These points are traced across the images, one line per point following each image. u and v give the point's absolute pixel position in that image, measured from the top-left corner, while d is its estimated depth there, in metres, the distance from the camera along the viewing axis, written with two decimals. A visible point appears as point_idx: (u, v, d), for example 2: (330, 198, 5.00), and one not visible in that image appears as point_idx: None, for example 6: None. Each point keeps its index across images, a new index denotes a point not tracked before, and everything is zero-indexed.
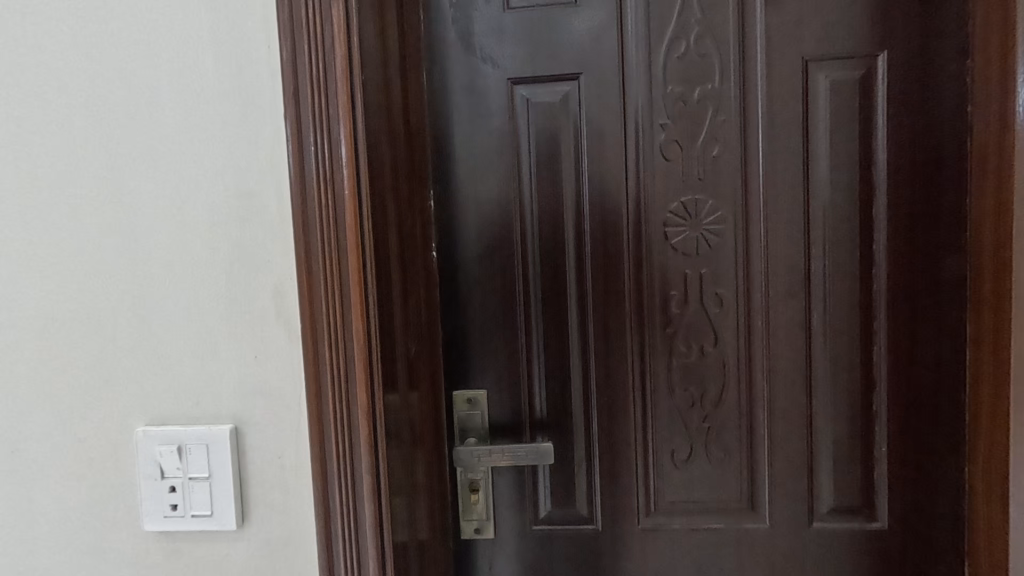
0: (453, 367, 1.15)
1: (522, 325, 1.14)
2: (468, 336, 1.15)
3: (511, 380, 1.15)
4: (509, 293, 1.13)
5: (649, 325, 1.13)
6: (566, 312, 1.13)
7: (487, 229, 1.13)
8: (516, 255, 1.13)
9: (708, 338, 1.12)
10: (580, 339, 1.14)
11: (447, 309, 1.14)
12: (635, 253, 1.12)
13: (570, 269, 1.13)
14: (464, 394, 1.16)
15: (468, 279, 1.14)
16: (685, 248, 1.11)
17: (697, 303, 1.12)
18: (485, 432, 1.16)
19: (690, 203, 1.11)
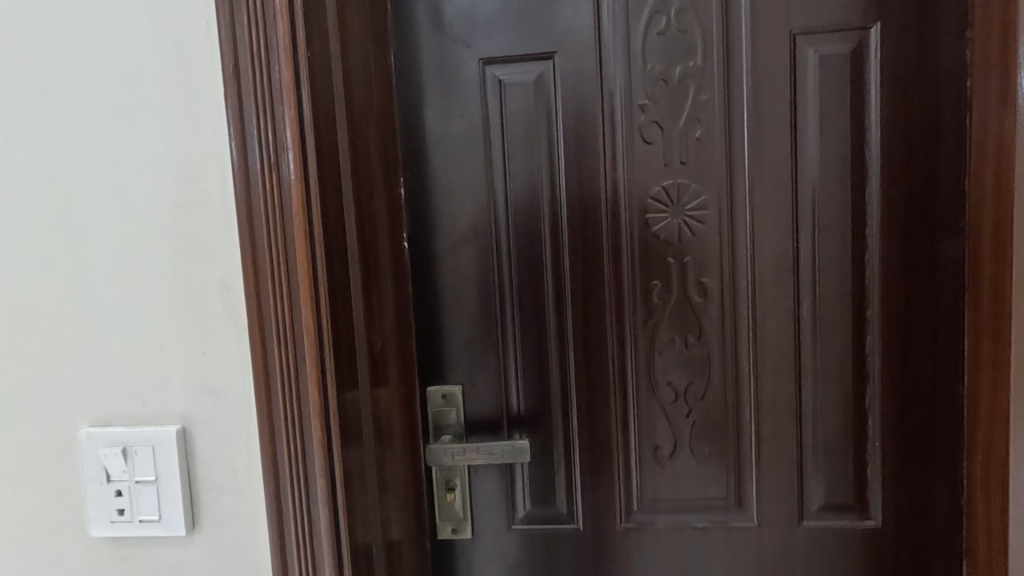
0: (427, 362, 1.11)
1: (498, 317, 1.09)
2: (442, 330, 1.10)
3: (488, 375, 1.11)
4: (483, 284, 1.09)
5: (630, 317, 1.08)
6: (543, 304, 1.08)
7: (460, 217, 1.08)
8: (490, 245, 1.08)
9: (692, 330, 1.07)
10: (558, 332, 1.09)
11: (420, 303, 1.10)
12: (615, 241, 1.06)
13: (547, 258, 1.08)
14: (439, 391, 1.11)
15: (441, 270, 1.09)
16: (667, 236, 1.06)
17: (680, 293, 1.06)
18: (461, 430, 1.12)
19: (672, 188, 1.05)
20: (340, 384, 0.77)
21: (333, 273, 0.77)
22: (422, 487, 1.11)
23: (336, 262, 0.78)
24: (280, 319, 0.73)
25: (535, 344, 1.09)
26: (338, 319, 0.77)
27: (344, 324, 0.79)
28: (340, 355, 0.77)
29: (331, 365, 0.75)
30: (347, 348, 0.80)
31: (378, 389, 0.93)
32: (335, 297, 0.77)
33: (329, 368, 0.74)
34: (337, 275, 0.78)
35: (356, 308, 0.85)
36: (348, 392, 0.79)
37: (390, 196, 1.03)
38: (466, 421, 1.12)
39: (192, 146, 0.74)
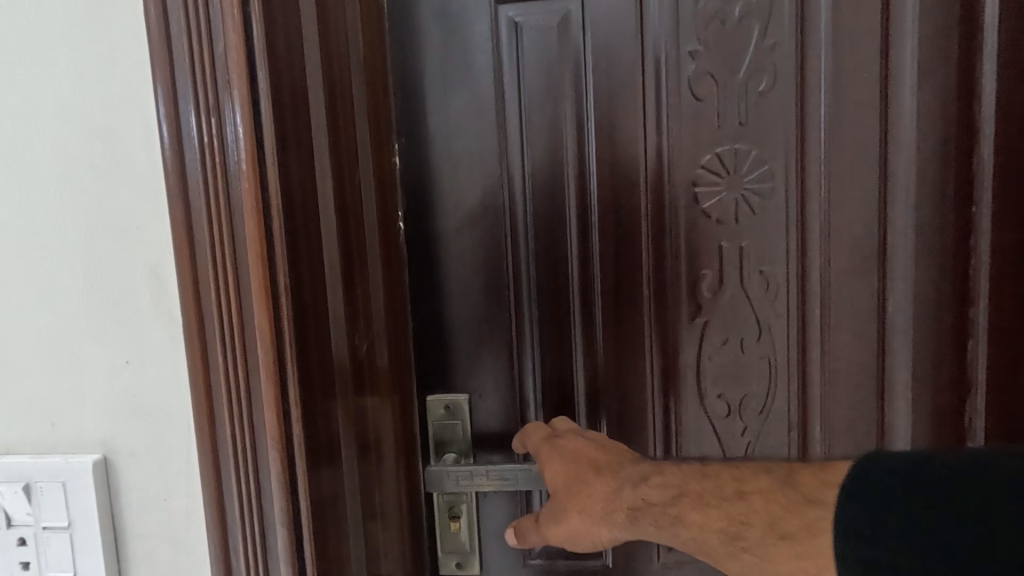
0: (428, 366, 0.93)
1: (510, 313, 0.90)
2: (444, 328, 0.92)
3: (499, 382, 0.92)
4: (493, 273, 0.90)
5: (673, 313, 0.88)
6: (568, 297, 0.89)
7: (467, 192, 0.89)
8: (503, 225, 0.89)
9: (749, 330, 0.88)
10: (585, 331, 0.90)
11: (419, 295, 0.91)
12: (655, 221, 0.87)
13: (573, 241, 0.88)
14: (441, 401, 0.92)
15: (443, 256, 0.90)
16: (721, 214, 0.86)
17: (736, 285, 0.87)
18: (468, 448, 0.93)
19: (727, 154, 0.85)
20: (306, 403, 0.58)
21: (297, 256, 0.58)
22: (421, 514, 0.93)
23: (301, 241, 0.59)
24: (226, 318, 0.55)
25: (557, 345, 0.90)
26: (305, 316, 0.59)
27: (314, 322, 0.61)
28: (306, 364, 0.59)
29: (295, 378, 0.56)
30: (318, 354, 0.62)
31: (364, 401, 0.75)
32: (300, 287, 0.58)
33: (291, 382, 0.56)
34: (303, 259, 0.59)
35: (333, 302, 0.66)
36: (319, 411, 0.61)
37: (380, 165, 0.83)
38: (473, 436, 0.93)
39: (107, 87, 0.55)
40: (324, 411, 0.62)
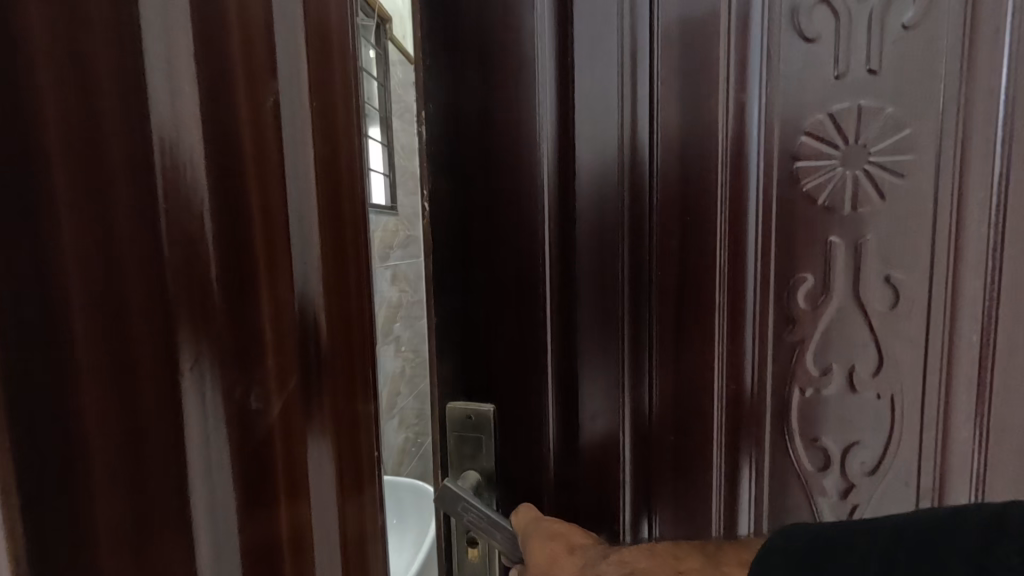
0: (448, 376, 0.69)
1: (547, 326, 0.67)
2: (465, 341, 0.68)
3: (533, 413, 0.68)
4: (526, 273, 0.66)
5: (757, 332, 0.67)
6: (620, 307, 0.67)
7: (503, 159, 0.65)
8: (537, 208, 0.65)
9: (862, 359, 0.64)
10: (638, 352, 0.68)
11: (441, 280, 0.67)
12: (733, 208, 0.65)
13: (627, 233, 0.66)
14: (464, 408, 0.68)
15: (467, 246, 0.66)
16: (831, 198, 0.63)
17: (845, 297, 0.64)
18: (492, 471, 0.70)
19: (847, 115, 0.61)
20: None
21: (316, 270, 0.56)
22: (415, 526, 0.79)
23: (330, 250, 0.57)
24: None
25: (601, 369, 0.68)
26: (175, 328, 0.46)
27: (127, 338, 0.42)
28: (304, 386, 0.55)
29: (256, 399, 0.51)
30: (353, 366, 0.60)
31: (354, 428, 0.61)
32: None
33: (270, 400, 0.52)
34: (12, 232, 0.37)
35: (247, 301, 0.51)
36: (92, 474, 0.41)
37: (354, 135, 0.59)
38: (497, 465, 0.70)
39: None
40: (204, 448, 0.48)
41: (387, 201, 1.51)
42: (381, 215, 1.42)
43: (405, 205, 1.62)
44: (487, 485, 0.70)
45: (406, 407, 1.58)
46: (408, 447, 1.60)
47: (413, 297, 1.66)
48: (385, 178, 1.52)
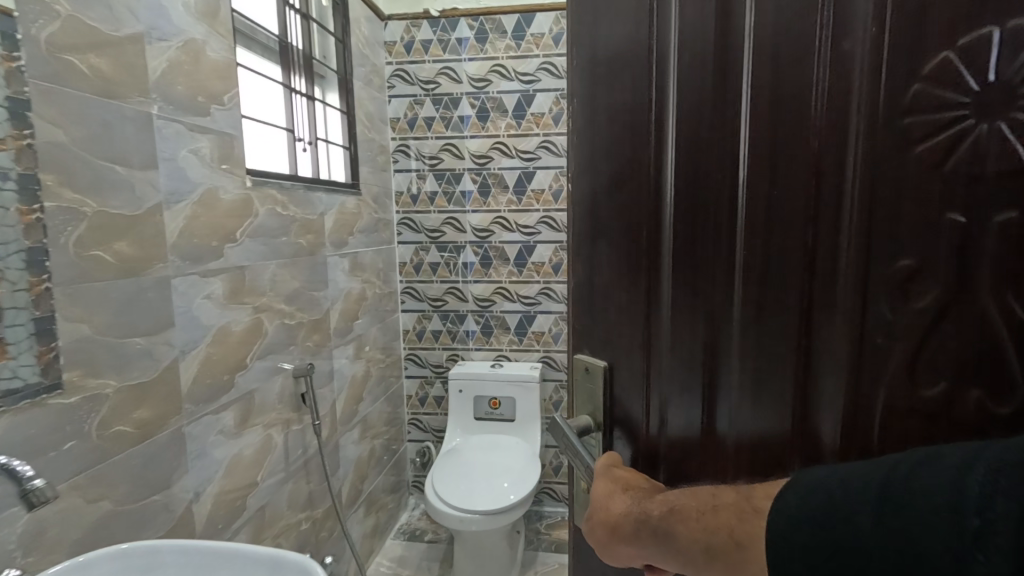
0: (587, 268, 0.38)
1: (648, 343, 0.35)
2: (601, 235, 0.37)
3: (658, 432, 0.36)
4: (634, 276, 0.35)
5: (898, 395, 0.25)
6: (711, 312, 0.31)
7: (625, 78, 0.34)
8: (661, 166, 0.33)
9: (992, 398, 0.23)
10: (730, 409, 0.32)
11: (591, 129, 0.36)
12: (835, 98, 0.25)
13: (731, 173, 0.30)
14: (591, 358, 0.40)
15: (596, 230, 0.37)
16: (958, 171, 0.22)
17: (1003, 319, 0.22)
18: (605, 417, 0.39)
19: (986, 42, 0.21)
20: None
21: None
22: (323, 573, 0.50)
23: None
24: None
25: (696, 420, 0.33)
26: None
27: None
28: None
29: None
30: None
31: None
32: None
33: None
34: None
35: None
36: None
37: None
38: (606, 435, 0.40)
39: None
40: None
41: (348, 177, 1.28)
42: (337, 195, 1.18)
43: (371, 184, 1.39)
44: (598, 434, 0.40)
45: (370, 414, 1.38)
46: (373, 460, 1.41)
47: (381, 289, 1.44)
48: (346, 152, 1.28)
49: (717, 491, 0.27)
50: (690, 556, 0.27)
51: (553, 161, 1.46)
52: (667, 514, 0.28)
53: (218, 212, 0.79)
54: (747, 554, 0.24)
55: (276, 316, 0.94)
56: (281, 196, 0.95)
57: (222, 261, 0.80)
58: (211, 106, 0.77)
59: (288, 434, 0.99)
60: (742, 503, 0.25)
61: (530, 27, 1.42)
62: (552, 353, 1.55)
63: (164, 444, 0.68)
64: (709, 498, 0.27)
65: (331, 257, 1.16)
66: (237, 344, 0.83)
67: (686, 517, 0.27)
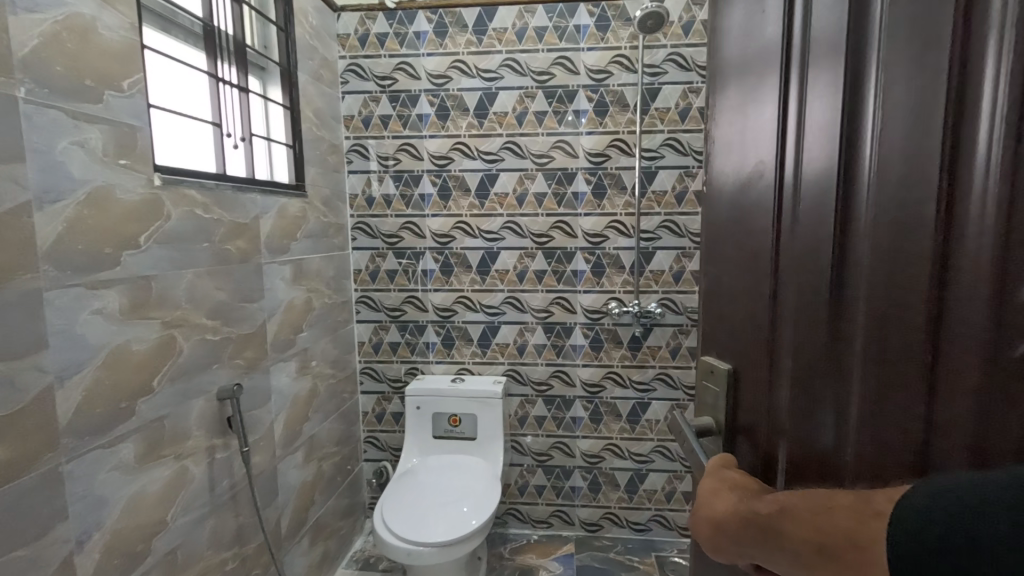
0: (726, 266, 0.38)
1: (772, 349, 0.33)
2: (736, 237, 0.37)
3: (778, 438, 0.33)
4: (756, 277, 0.34)
5: None
6: (832, 319, 0.28)
7: (757, 79, 0.34)
8: (788, 163, 0.31)
9: None
10: (838, 431, 0.28)
11: (737, 129, 0.36)
12: (971, 75, 0.21)
13: (858, 164, 0.26)
14: (717, 360, 0.40)
15: (733, 232, 0.37)
16: None
17: None
18: (727, 422, 0.39)
19: None
20: None
21: None
22: None
23: None
24: None
25: (807, 435, 0.30)
26: None
27: None
28: None
29: None
30: None
31: None
32: None
33: None
34: None
35: None
36: None
37: None
38: (730, 439, 0.39)
39: None
40: None
41: (292, 178, 1.18)
42: (276, 196, 1.08)
43: (319, 185, 1.29)
44: (719, 437, 0.39)
45: (317, 435, 1.27)
46: (322, 484, 1.30)
47: (331, 299, 1.34)
48: (291, 151, 1.18)
49: (833, 492, 0.26)
50: (804, 557, 0.26)
51: (516, 163, 1.39)
52: (778, 513, 0.28)
53: (113, 214, 0.68)
54: (862, 550, 0.23)
55: (195, 332, 0.84)
56: (202, 197, 0.85)
57: (118, 270, 0.69)
58: (103, 91, 0.67)
59: (212, 463, 0.88)
60: (858, 505, 0.24)
61: (491, 21, 1.35)
62: (517, 366, 1.46)
63: (29, 488, 0.57)
64: (824, 499, 0.26)
65: (269, 264, 1.06)
66: (140, 366, 0.73)
67: (800, 517, 0.26)
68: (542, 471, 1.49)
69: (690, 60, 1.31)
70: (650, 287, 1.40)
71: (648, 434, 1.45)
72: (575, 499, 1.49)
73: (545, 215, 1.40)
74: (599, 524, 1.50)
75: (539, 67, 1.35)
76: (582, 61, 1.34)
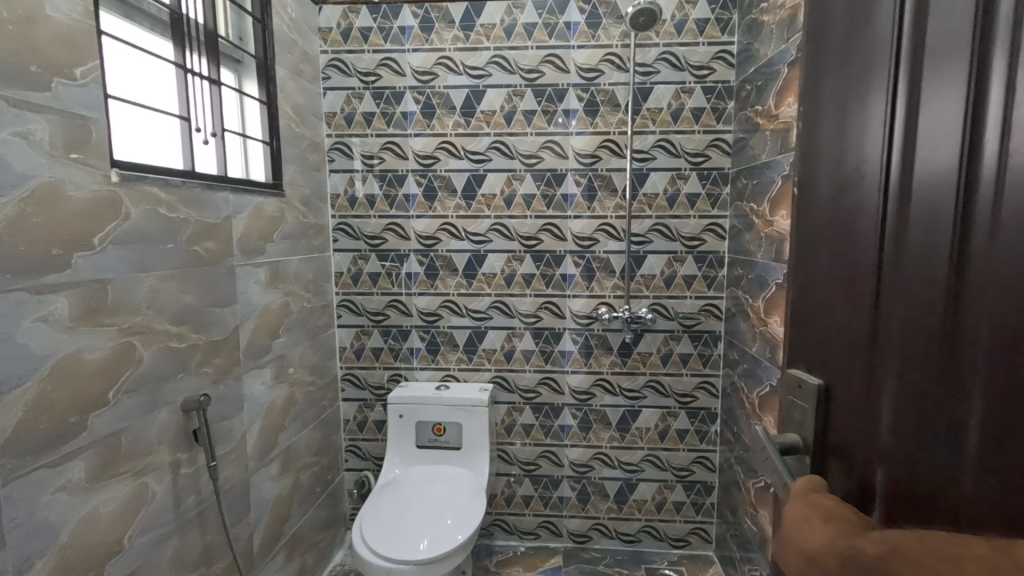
0: (817, 271, 0.33)
1: (870, 366, 0.28)
2: (831, 236, 0.32)
3: (875, 464, 0.27)
4: (854, 282, 0.29)
5: None
6: (950, 333, 0.23)
7: (863, 49, 0.29)
8: (895, 148, 0.26)
9: None
10: (961, 469, 0.23)
11: (833, 114, 0.32)
12: None
13: (994, 144, 0.21)
14: (807, 374, 0.35)
15: (827, 231, 0.32)
16: None
17: None
18: (816, 443, 0.34)
19: None
20: None
21: None
22: None
23: None
24: None
25: (914, 467, 0.25)
26: None
27: None
28: None
29: None
30: None
31: None
32: None
33: None
34: None
35: None
36: None
37: None
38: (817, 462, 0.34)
39: None
40: None
41: (268, 177, 1.13)
42: (250, 195, 1.03)
43: (298, 184, 1.23)
44: (807, 458, 0.35)
45: (294, 444, 1.22)
46: (299, 496, 1.24)
47: (310, 303, 1.29)
48: (267, 148, 1.12)
49: (963, 541, 0.21)
50: None
51: (505, 164, 1.34)
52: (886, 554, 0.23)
53: (62, 212, 0.63)
54: None
55: (157, 339, 0.78)
56: (165, 195, 0.80)
57: (68, 273, 0.64)
58: (51, 78, 0.61)
59: (175, 479, 0.83)
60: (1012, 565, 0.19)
61: (479, 17, 1.30)
62: (504, 373, 1.42)
63: None
64: (951, 550, 0.21)
65: (242, 266, 1.00)
66: (93, 377, 0.67)
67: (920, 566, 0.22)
68: (529, 481, 1.45)
69: (682, 60, 1.28)
70: (641, 292, 1.36)
71: (639, 443, 1.41)
72: (564, 509, 1.45)
73: (534, 217, 1.36)
74: (588, 536, 1.46)
75: (528, 64, 1.31)
76: (572, 59, 1.30)
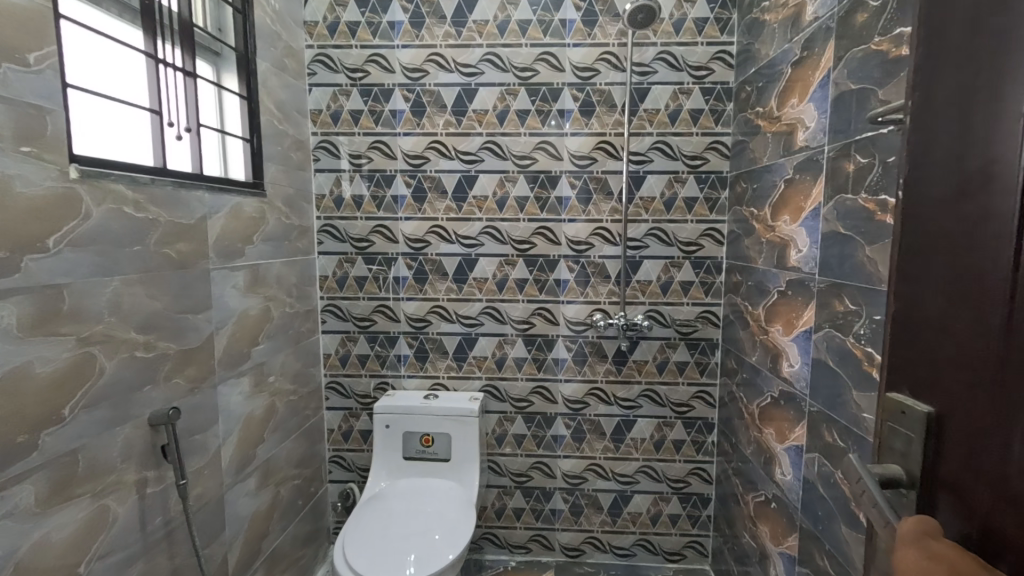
0: (928, 289, 0.32)
1: (1005, 394, 0.27)
2: (948, 254, 0.30)
3: (1001, 509, 0.27)
4: (983, 304, 0.28)
5: None
6: None
7: (1001, 64, 0.27)
8: None
9: None
10: None
11: (954, 123, 0.30)
12: None
13: None
14: (912, 401, 0.34)
15: (944, 248, 0.31)
16: None
17: None
18: (924, 477, 0.32)
19: None
20: None
21: None
22: None
23: None
24: None
25: None
26: None
27: None
28: None
29: None
30: None
31: None
32: None
33: None
34: None
35: None
36: None
37: None
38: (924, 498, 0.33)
39: None
40: None
41: (247, 175, 1.07)
42: (228, 194, 0.97)
43: (280, 183, 1.18)
44: (912, 491, 0.33)
45: (274, 457, 1.16)
46: (279, 511, 1.18)
47: (293, 308, 1.23)
48: (248, 146, 1.07)
49: None
50: None
51: (497, 165, 1.30)
52: None
53: (11, 211, 0.57)
54: None
55: (122, 349, 0.73)
56: (132, 194, 0.74)
57: (18, 276, 0.58)
58: (2, 63, 0.56)
59: (142, 498, 0.77)
60: None
61: (472, 13, 1.26)
62: (495, 382, 1.37)
63: None
64: None
65: (217, 269, 0.95)
66: (46, 391, 0.62)
67: None
68: (520, 493, 1.40)
69: (681, 60, 1.24)
70: (637, 298, 1.32)
71: (633, 454, 1.37)
72: (555, 523, 1.40)
73: (527, 220, 1.31)
74: (581, 550, 1.41)
75: (522, 63, 1.27)
76: (567, 57, 1.26)
